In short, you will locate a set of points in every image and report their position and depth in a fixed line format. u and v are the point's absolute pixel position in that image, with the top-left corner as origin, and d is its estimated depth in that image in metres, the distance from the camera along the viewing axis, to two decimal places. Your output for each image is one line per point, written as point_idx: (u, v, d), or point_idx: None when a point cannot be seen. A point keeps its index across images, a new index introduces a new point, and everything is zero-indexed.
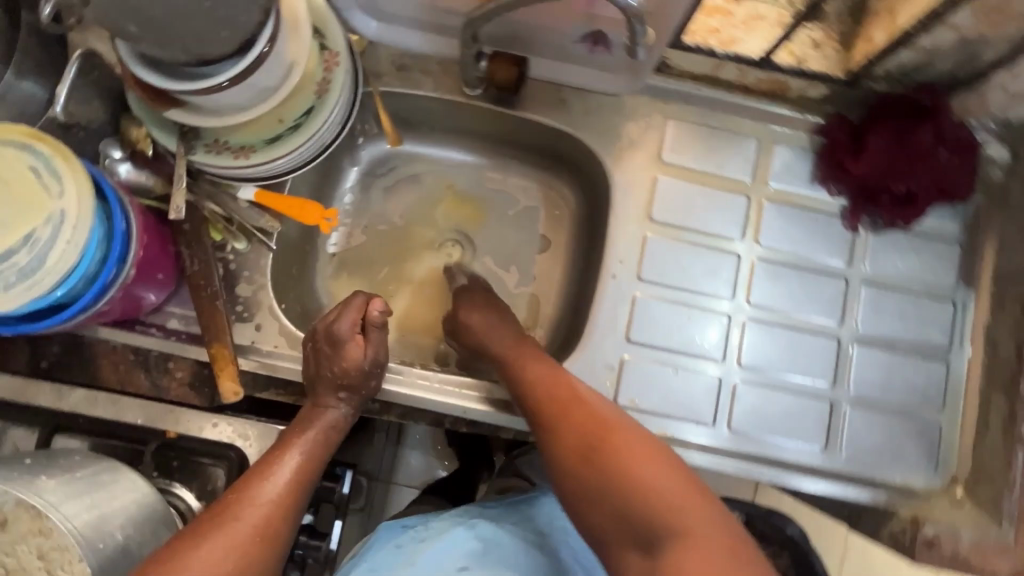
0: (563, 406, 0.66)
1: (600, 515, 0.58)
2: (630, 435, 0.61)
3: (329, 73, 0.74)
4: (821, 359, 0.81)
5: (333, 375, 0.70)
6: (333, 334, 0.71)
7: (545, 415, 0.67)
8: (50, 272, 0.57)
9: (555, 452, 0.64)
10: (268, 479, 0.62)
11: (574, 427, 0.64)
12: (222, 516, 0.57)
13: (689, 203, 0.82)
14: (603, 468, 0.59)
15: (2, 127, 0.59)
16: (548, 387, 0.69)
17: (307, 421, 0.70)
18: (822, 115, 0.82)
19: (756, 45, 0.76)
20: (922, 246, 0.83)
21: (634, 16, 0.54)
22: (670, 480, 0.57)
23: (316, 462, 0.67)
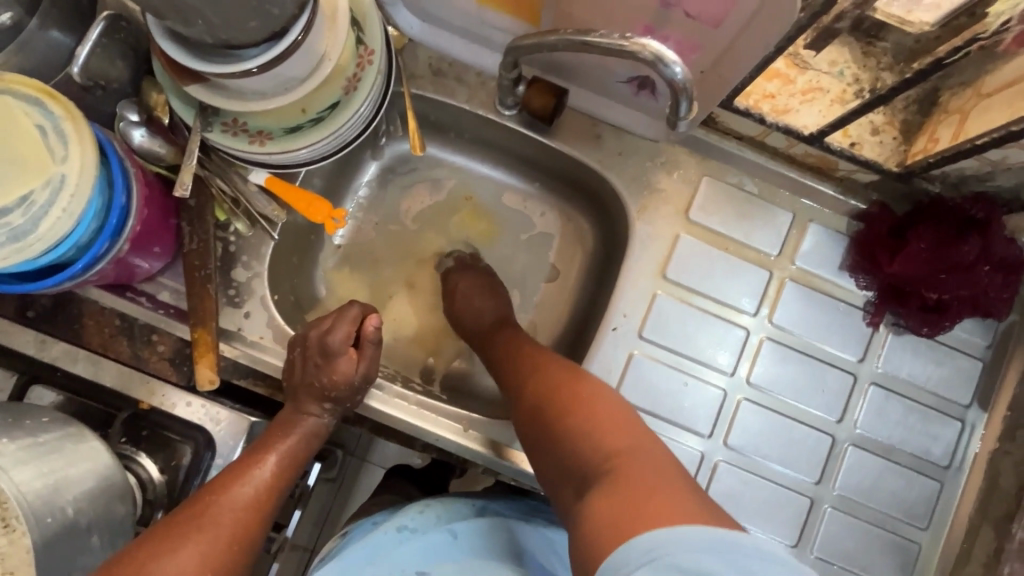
0: (537, 366, 0.69)
1: (552, 462, 0.61)
2: (585, 385, 0.63)
3: (361, 69, 0.70)
4: (811, 453, 0.77)
5: (321, 386, 0.70)
6: (325, 345, 0.70)
7: (517, 378, 0.70)
8: (42, 238, 0.56)
9: (521, 411, 0.67)
10: (245, 484, 0.63)
11: (537, 382, 0.67)
12: (200, 518, 0.59)
13: (707, 266, 0.79)
14: (555, 417, 0.62)
15: (16, 79, 0.57)
16: (524, 356, 0.73)
17: (286, 427, 0.69)
18: (864, 200, 0.78)
19: (812, 118, 0.71)
20: (943, 356, 0.78)
21: (681, 88, 0.52)
22: (615, 419, 0.59)
23: (292, 469, 0.67)
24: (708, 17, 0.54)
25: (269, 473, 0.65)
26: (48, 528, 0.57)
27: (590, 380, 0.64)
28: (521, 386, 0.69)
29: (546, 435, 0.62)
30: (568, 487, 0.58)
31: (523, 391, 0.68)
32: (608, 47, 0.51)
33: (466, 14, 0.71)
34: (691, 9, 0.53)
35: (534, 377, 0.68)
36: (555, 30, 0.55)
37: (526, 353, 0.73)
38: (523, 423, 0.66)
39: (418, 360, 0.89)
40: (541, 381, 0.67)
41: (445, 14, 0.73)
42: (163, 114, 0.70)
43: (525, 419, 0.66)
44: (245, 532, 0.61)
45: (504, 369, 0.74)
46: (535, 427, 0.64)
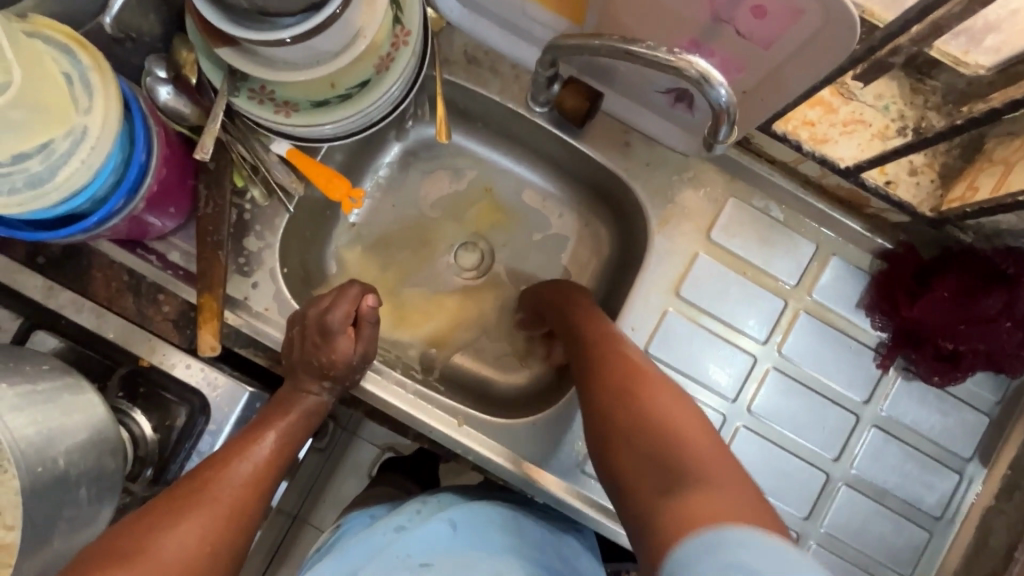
0: (607, 357, 0.65)
1: (626, 461, 0.56)
2: (661, 388, 0.59)
3: (395, 50, 0.69)
4: (803, 487, 0.77)
5: (319, 365, 0.69)
6: (324, 325, 0.69)
7: (597, 366, 0.65)
8: (59, 188, 0.55)
9: (597, 401, 0.62)
10: (245, 458, 0.63)
11: (612, 373, 0.62)
12: (200, 493, 0.59)
13: (723, 289, 0.77)
14: (630, 413, 0.57)
15: (48, 24, 0.57)
16: (606, 344, 0.67)
17: (286, 404, 0.69)
18: (891, 240, 0.76)
19: (849, 151, 0.69)
20: (950, 408, 0.77)
21: (723, 111, 0.50)
22: (695, 429, 0.55)
23: (291, 446, 0.67)
24: (759, 37, 0.52)
25: (268, 450, 0.65)
26: (39, 478, 0.58)
27: (662, 382, 0.60)
28: (601, 376, 0.63)
29: (625, 433, 0.57)
30: (641, 491, 0.53)
31: (604, 381, 0.62)
32: (653, 60, 0.50)
33: (508, 5, 0.69)
34: (744, 27, 0.51)
35: (620, 369, 0.62)
36: (601, 35, 0.54)
37: (610, 343, 0.67)
38: (597, 416, 0.61)
39: (418, 348, 0.88)
40: (630, 375, 0.61)
41: (487, 1, 0.71)
42: (191, 74, 0.68)
43: (602, 409, 0.60)
44: (245, 506, 0.61)
45: (581, 359, 0.68)
46: (609, 422, 0.59)
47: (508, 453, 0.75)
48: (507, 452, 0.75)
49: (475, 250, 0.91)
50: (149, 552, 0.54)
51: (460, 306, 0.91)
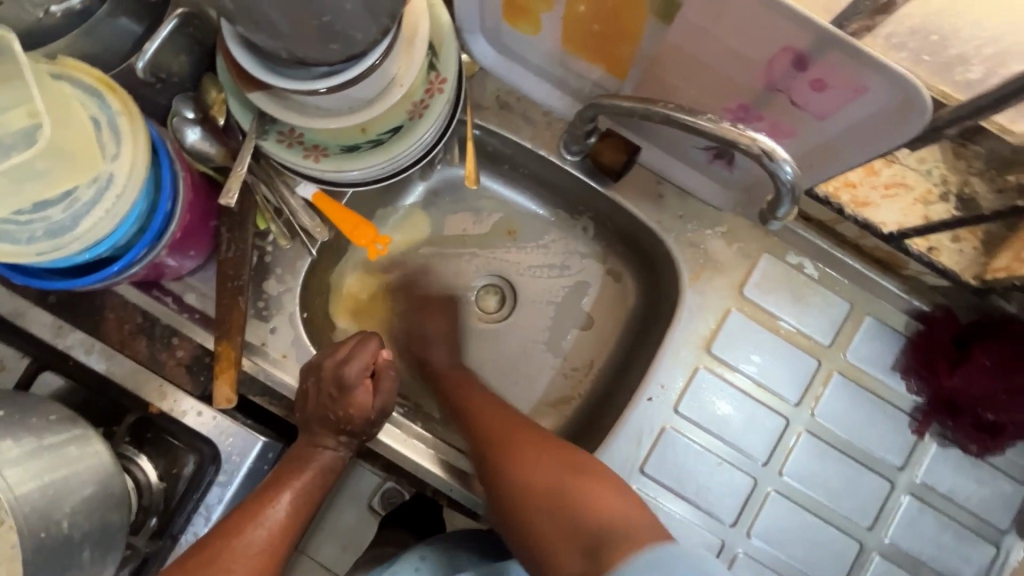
0: (505, 431, 0.69)
1: (546, 530, 0.62)
2: (568, 457, 0.65)
3: (429, 98, 0.67)
4: (836, 557, 0.74)
5: (335, 419, 0.65)
6: (340, 377, 0.65)
7: (498, 440, 0.68)
8: (81, 237, 0.53)
9: (515, 492, 0.64)
10: (260, 525, 0.62)
11: (513, 445, 0.67)
12: (216, 562, 0.59)
13: (755, 347, 0.75)
14: (542, 487, 0.63)
15: (78, 66, 0.54)
16: (514, 420, 0.70)
17: (301, 461, 0.66)
18: (928, 302, 0.74)
19: (891, 216, 0.67)
20: (987, 477, 0.75)
21: (789, 185, 0.53)
22: (606, 492, 0.62)
23: (309, 505, 0.65)
24: (816, 108, 0.50)
25: (283, 513, 0.63)
26: (42, 543, 0.55)
27: (556, 447, 0.66)
28: (518, 461, 0.66)
29: (546, 507, 0.63)
30: (567, 557, 0.60)
31: (523, 465, 0.65)
32: (715, 134, 0.52)
33: (547, 55, 0.68)
34: (799, 98, 0.50)
35: (528, 449, 0.66)
36: (656, 103, 0.56)
37: (512, 423, 0.69)
38: (516, 493, 0.64)
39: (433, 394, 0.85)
40: (540, 455, 0.66)
41: (526, 51, 0.69)
42: (220, 114, 0.67)
43: (520, 496, 0.64)
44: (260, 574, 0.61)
45: (479, 437, 0.69)
46: (530, 506, 0.63)
47: None
48: None
49: (496, 293, 0.89)
50: None
51: (477, 350, 0.87)
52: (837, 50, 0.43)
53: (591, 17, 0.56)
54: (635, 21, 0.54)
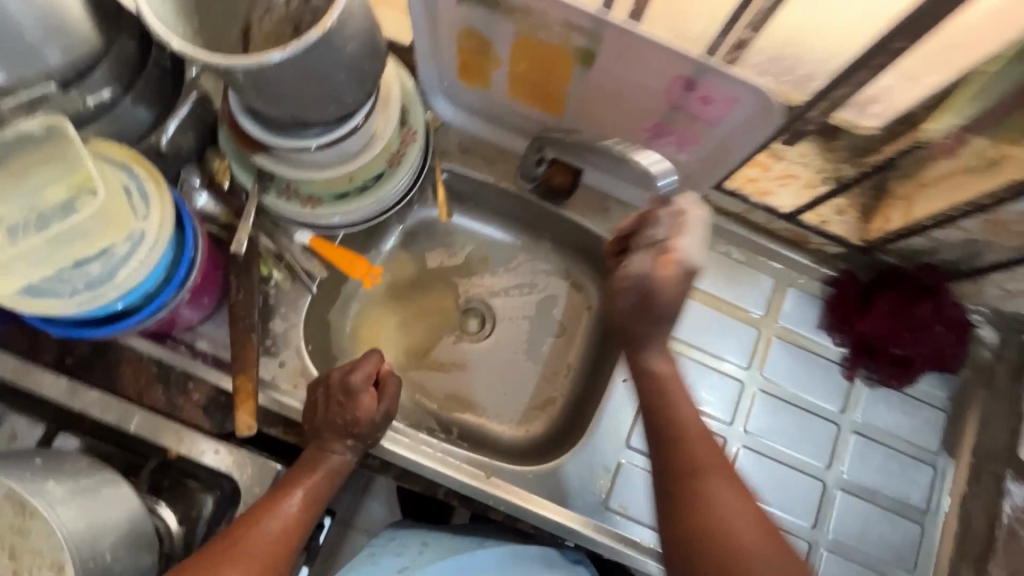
0: (704, 508, 0.58)
1: None
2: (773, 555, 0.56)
3: (404, 147, 0.80)
4: (806, 498, 0.84)
5: (343, 423, 0.70)
6: (347, 384, 0.71)
7: (725, 529, 0.56)
8: (117, 286, 0.61)
9: (705, 557, 0.56)
10: (276, 513, 0.63)
11: (752, 542, 0.56)
12: (233, 550, 0.59)
13: (706, 325, 0.89)
14: None
15: (109, 145, 0.64)
16: (733, 490, 0.59)
17: (311, 462, 0.69)
18: (834, 269, 0.90)
19: (787, 199, 0.84)
20: (912, 407, 0.88)
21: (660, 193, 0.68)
22: None
23: (319, 505, 0.67)
24: (708, 118, 0.67)
25: (297, 506, 0.65)
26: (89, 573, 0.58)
27: (760, 542, 0.56)
28: (728, 527, 0.56)
29: None
30: None
31: (730, 535, 0.56)
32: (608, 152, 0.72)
33: (498, 106, 0.83)
34: (695, 112, 0.66)
35: (745, 519, 0.57)
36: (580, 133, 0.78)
37: (726, 485, 0.59)
38: None
39: (431, 412, 0.93)
40: (757, 533, 0.57)
41: (480, 103, 0.84)
42: (224, 179, 0.77)
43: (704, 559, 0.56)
44: (274, 566, 0.60)
45: (704, 529, 0.57)
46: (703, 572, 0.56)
47: (539, 499, 0.78)
48: (532, 495, 0.78)
49: (477, 315, 0.99)
50: None
51: (467, 366, 0.97)
52: (712, 72, 0.59)
53: (528, 71, 0.72)
54: (564, 71, 0.69)
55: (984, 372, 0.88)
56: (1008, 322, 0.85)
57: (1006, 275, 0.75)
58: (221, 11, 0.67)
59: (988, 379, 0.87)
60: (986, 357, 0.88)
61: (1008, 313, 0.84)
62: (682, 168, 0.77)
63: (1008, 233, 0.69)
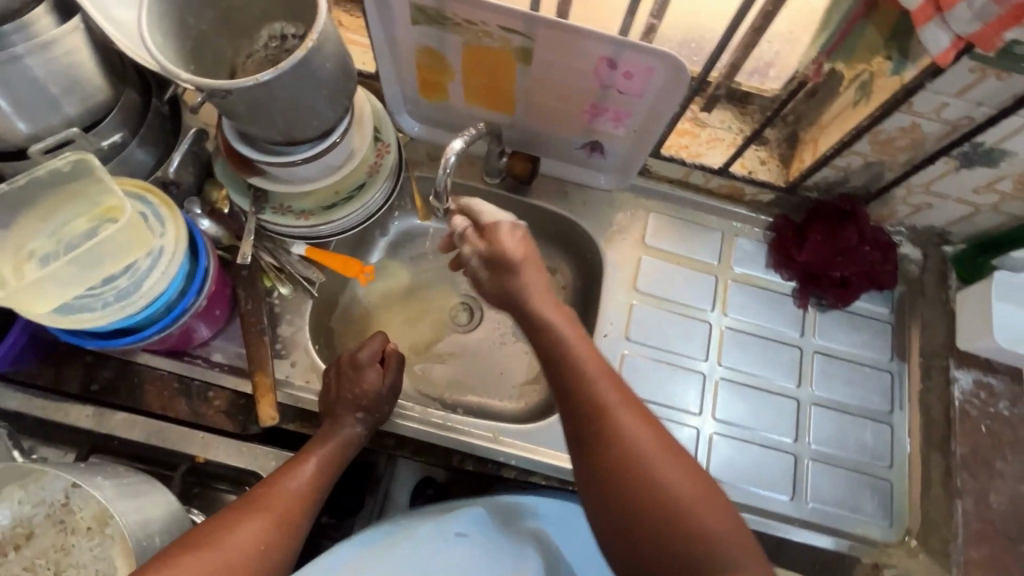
0: (608, 435, 0.61)
1: (646, 554, 0.57)
2: (678, 472, 0.59)
3: (380, 158, 0.91)
4: (785, 417, 0.93)
5: (353, 396, 0.77)
6: (355, 360, 0.80)
7: (627, 454, 0.60)
8: (145, 295, 0.69)
9: (615, 482, 0.59)
10: (293, 476, 0.69)
11: (657, 461, 0.59)
12: (255, 503, 0.65)
13: (668, 279, 0.99)
14: (672, 518, 0.57)
15: (125, 181, 0.73)
16: (638, 417, 0.63)
17: (325, 435, 0.76)
18: (771, 215, 1.02)
19: (717, 159, 0.97)
20: (862, 323, 0.98)
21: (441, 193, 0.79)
22: (715, 514, 0.57)
23: (332, 472, 0.74)
24: (632, 92, 0.80)
25: (311, 471, 0.71)
26: (144, 552, 0.64)
27: (668, 462, 0.60)
28: (649, 470, 0.59)
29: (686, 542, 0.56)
30: None
31: (656, 479, 0.58)
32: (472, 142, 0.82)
33: (456, 114, 0.95)
34: (621, 88, 0.79)
35: (669, 464, 0.59)
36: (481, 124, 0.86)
37: (628, 412, 0.63)
38: (617, 504, 0.59)
39: (436, 399, 1.01)
40: (682, 478, 0.59)
41: (440, 114, 0.96)
42: (224, 206, 0.86)
43: (634, 511, 0.58)
44: (295, 520, 0.66)
45: (609, 455, 0.60)
46: (634, 524, 0.58)
47: (549, 450, 0.85)
48: (539, 447, 0.85)
49: (464, 308, 1.08)
50: (216, 543, 0.59)
51: (462, 353, 1.05)
52: (628, 49, 0.72)
53: (477, 76, 0.85)
54: (506, 71, 0.82)
55: (916, 282, 0.99)
56: (924, 236, 0.98)
57: (907, 189, 0.88)
58: (211, 56, 0.77)
59: (920, 288, 0.99)
60: (915, 271, 0.99)
61: (921, 228, 0.98)
62: (621, 141, 0.90)
63: (894, 150, 0.82)
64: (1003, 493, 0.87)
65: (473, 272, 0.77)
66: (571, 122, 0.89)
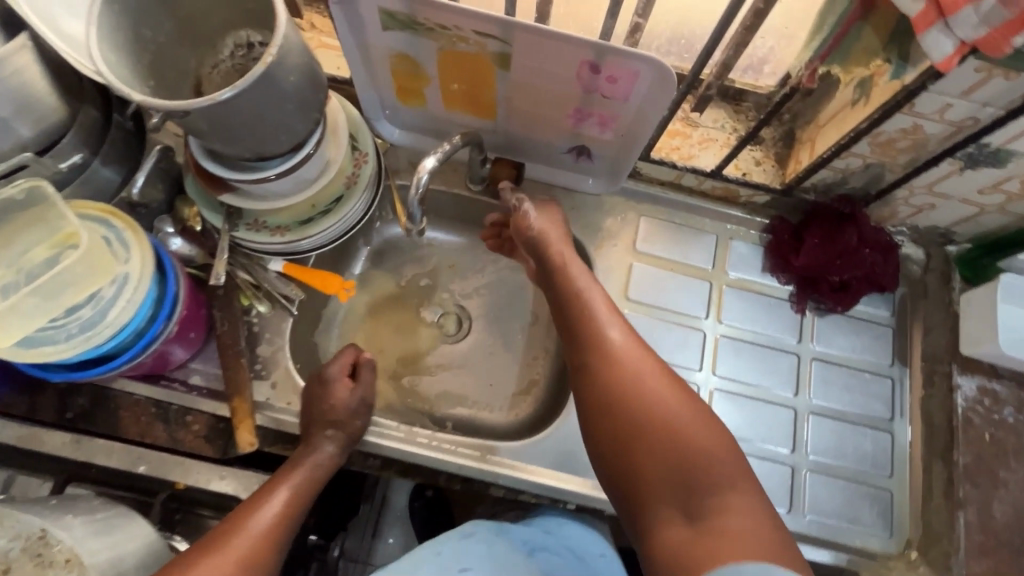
0: (610, 361, 0.72)
1: (644, 465, 0.65)
2: (672, 394, 0.68)
3: (358, 169, 0.87)
4: (781, 427, 0.90)
5: (322, 412, 0.77)
6: (324, 375, 0.80)
7: (627, 376, 0.70)
8: (111, 324, 0.67)
9: (615, 401, 0.69)
10: (259, 510, 0.69)
11: (652, 384, 0.69)
12: (217, 541, 0.65)
13: (660, 286, 0.96)
14: (665, 430, 0.65)
15: (86, 204, 0.70)
16: (637, 350, 0.73)
17: (297, 460, 0.75)
18: (767, 217, 0.98)
19: (710, 160, 0.93)
20: (862, 327, 0.95)
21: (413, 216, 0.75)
22: (705, 428, 0.65)
23: (302, 501, 0.72)
24: (618, 96, 0.76)
25: (280, 501, 0.70)
26: None
27: (663, 384, 0.69)
28: (645, 392, 0.69)
29: (675, 450, 0.64)
30: (659, 493, 0.64)
31: (651, 398, 0.68)
32: (451, 153, 0.77)
33: (437, 120, 0.91)
34: (606, 92, 0.75)
35: (665, 389, 0.69)
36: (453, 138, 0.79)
37: (629, 346, 0.73)
38: (617, 421, 0.68)
39: (424, 413, 0.99)
40: (678, 399, 0.68)
41: (420, 121, 0.93)
42: (196, 224, 0.84)
43: (634, 426, 0.67)
44: (258, 557, 0.66)
45: (609, 378, 0.71)
46: (633, 437, 0.67)
47: (539, 469, 0.83)
48: (528, 466, 0.83)
49: (453, 317, 1.05)
50: None
51: (450, 365, 1.02)
52: (610, 54, 0.68)
53: (455, 81, 0.81)
54: (484, 76, 0.78)
55: (918, 284, 0.96)
56: (927, 236, 0.95)
57: (909, 191, 0.85)
58: (174, 69, 0.74)
59: (922, 290, 0.95)
60: (917, 271, 0.96)
61: (924, 228, 0.94)
62: (608, 145, 0.86)
63: (894, 151, 0.78)
64: (1007, 503, 0.85)
65: (525, 212, 0.86)
66: (556, 127, 0.85)
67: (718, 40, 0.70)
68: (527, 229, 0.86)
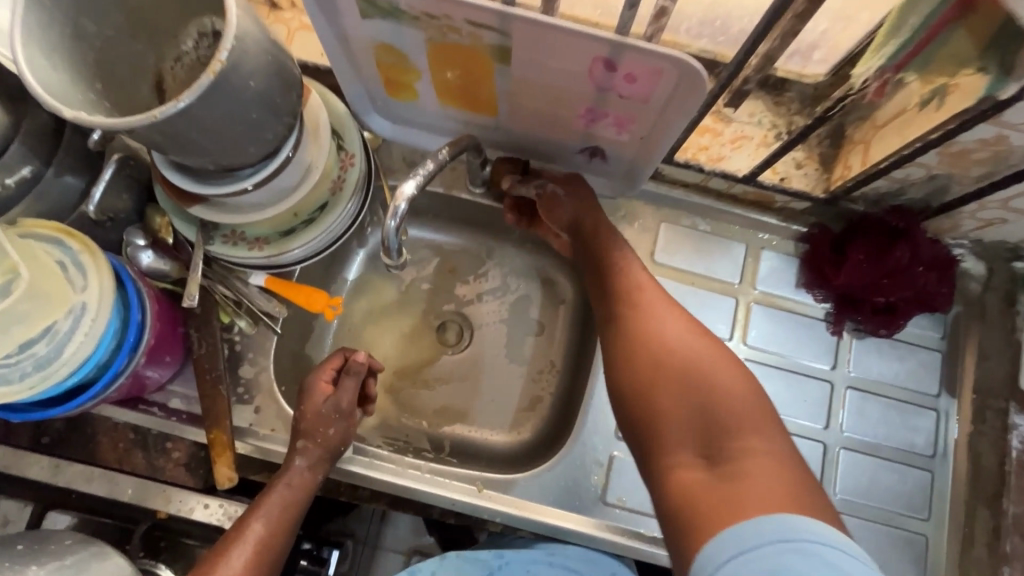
0: (634, 306, 0.72)
1: (666, 406, 0.65)
2: (698, 342, 0.67)
3: (344, 172, 0.77)
4: (808, 462, 0.82)
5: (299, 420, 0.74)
6: (305, 383, 0.77)
7: (651, 322, 0.70)
8: (67, 361, 0.61)
9: (637, 347, 0.69)
10: (235, 546, 0.66)
11: (676, 330, 0.69)
12: None
13: (679, 301, 0.86)
14: (688, 374, 0.65)
15: (38, 224, 0.64)
16: (662, 299, 0.73)
17: (271, 483, 0.71)
18: (805, 224, 0.87)
19: (743, 162, 0.81)
20: (906, 352, 0.85)
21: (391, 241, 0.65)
22: (730, 374, 0.64)
23: (281, 527, 0.69)
24: (638, 96, 0.64)
25: (257, 531, 0.68)
26: None
27: (688, 331, 0.69)
28: (668, 339, 0.68)
29: (696, 394, 0.64)
30: (677, 437, 0.63)
31: (673, 344, 0.67)
32: (439, 164, 0.68)
33: (433, 115, 0.81)
34: (623, 91, 0.64)
35: (687, 333, 0.68)
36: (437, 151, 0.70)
37: (654, 296, 0.73)
38: (637, 366, 0.68)
39: (421, 429, 0.93)
40: (700, 343, 0.67)
41: (413, 115, 0.82)
42: (168, 235, 0.77)
43: (660, 377, 0.66)
44: None
45: (632, 324, 0.71)
46: (657, 383, 0.66)
47: (537, 505, 0.77)
48: (526, 501, 0.77)
49: (454, 326, 0.98)
50: None
51: (449, 378, 0.96)
52: (628, 49, 0.57)
53: (449, 72, 0.69)
54: (479, 69, 0.67)
55: (976, 303, 0.84)
56: (991, 250, 0.83)
57: (978, 206, 0.73)
58: (128, 67, 0.65)
59: (980, 310, 0.84)
60: (976, 289, 0.85)
61: (988, 242, 0.82)
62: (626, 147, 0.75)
63: (967, 162, 0.66)
64: None
65: (551, 195, 0.82)
66: (566, 127, 0.75)
67: (763, 33, 0.58)
68: (558, 208, 0.82)
